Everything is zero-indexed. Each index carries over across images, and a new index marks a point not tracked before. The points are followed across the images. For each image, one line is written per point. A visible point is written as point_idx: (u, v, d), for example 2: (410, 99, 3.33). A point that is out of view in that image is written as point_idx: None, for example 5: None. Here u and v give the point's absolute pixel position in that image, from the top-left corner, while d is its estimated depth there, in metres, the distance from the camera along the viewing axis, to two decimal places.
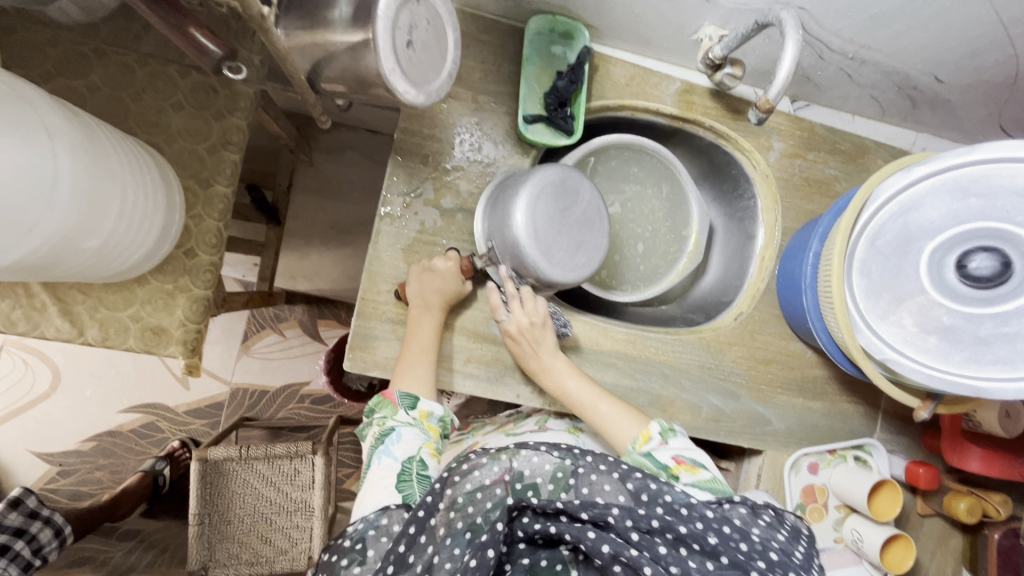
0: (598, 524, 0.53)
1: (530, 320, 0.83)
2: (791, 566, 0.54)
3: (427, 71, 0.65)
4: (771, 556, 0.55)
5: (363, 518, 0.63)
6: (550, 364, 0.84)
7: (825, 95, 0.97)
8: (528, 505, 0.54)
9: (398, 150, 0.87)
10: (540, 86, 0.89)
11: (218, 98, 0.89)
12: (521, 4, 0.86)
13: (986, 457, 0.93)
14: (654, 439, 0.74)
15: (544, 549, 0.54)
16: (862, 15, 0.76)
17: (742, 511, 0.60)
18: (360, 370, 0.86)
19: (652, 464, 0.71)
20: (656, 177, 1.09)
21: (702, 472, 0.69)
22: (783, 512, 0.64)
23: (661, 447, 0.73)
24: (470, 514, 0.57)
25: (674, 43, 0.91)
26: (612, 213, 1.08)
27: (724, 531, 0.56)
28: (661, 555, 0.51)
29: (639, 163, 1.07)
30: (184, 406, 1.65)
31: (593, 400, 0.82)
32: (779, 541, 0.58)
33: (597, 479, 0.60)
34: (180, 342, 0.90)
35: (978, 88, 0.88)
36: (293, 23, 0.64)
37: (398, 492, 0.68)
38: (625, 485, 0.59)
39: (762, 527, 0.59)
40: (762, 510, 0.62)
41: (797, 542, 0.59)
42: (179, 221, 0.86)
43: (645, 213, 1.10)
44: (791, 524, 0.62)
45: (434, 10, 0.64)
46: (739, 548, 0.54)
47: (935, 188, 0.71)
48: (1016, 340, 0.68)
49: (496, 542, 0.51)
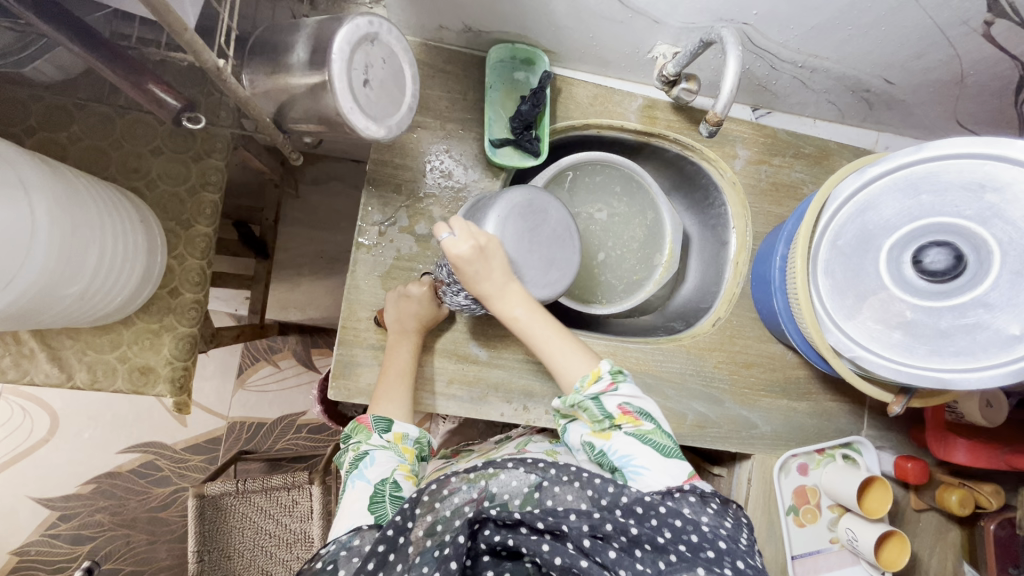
0: (555, 533, 0.57)
1: (483, 243, 0.75)
2: (738, 554, 0.57)
3: (386, 106, 0.67)
4: (720, 545, 0.57)
5: (335, 540, 0.64)
6: (500, 286, 0.77)
7: (783, 102, 1.00)
8: (489, 518, 0.58)
9: (372, 181, 0.90)
10: (506, 110, 0.94)
11: (196, 141, 0.92)
12: (481, 35, 0.90)
13: (971, 448, 0.92)
14: (604, 381, 0.74)
15: (508, 561, 0.59)
16: (805, 26, 0.78)
17: (692, 499, 0.62)
18: (345, 398, 0.88)
19: (597, 409, 0.72)
20: (642, 205, 1.12)
21: (644, 422, 0.71)
22: (731, 500, 0.66)
23: (610, 391, 0.73)
24: (439, 532, 0.61)
25: (631, 63, 0.93)
26: (598, 220, 1.10)
27: (676, 525, 0.58)
28: (612, 559, 0.55)
29: (619, 181, 1.10)
30: (182, 442, 1.66)
31: (536, 330, 0.78)
32: (727, 528, 0.60)
33: (561, 490, 0.66)
34: (167, 380, 0.92)
35: (929, 87, 0.90)
36: (254, 70, 0.68)
37: (371, 514, 0.69)
38: (586, 492, 0.63)
39: (712, 515, 0.61)
40: (711, 497, 0.63)
41: (743, 529, 0.62)
42: (161, 262, 0.89)
43: (625, 232, 1.12)
44: (737, 511, 0.65)
45: (389, 49, 0.67)
46: (689, 541, 0.57)
47: (889, 187, 0.73)
48: (975, 331, 0.69)
49: (459, 554, 0.55)
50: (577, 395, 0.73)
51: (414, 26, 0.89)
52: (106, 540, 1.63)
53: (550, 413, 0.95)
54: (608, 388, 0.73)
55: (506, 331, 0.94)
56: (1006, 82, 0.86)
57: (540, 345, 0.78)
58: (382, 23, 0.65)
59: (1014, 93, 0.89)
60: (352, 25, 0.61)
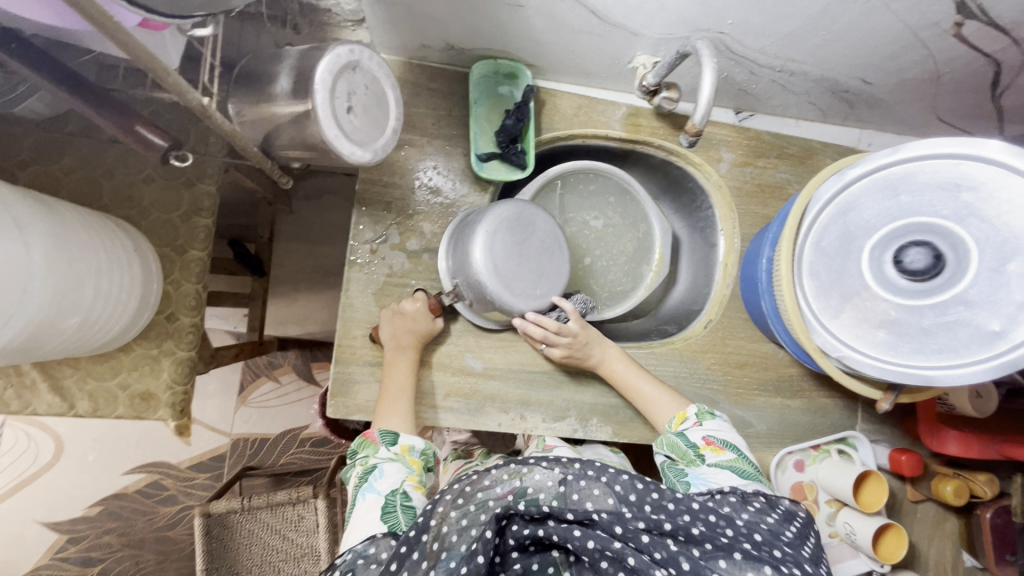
0: (584, 522, 0.61)
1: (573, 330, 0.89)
2: (775, 544, 0.63)
3: (371, 131, 0.69)
4: (756, 537, 0.63)
5: (351, 549, 0.66)
6: (604, 353, 0.92)
7: (765, 104, 1.01)
8: (517, 514, 0.61)
9: (362, 201, 0.92)
10: (491, 124, 0.95)
11: (187, 168, 0.94)
12: (463, 52, 0.91)
13: (962, 439, 0.94)
14: (689, 420, 0.85)
15: (538, 553, 0.63)
16: (779, 33, 0.79)
17: (733, 500, 0.68)
18: (343, 415, 0.90)
19: (684, 442, 0.82)
20: (635, 216, 1.14)
21: (727, 452, 0.78)
22: (778, 497, 0.71)
23: (695, 427, 0.84)
24: (464, 527, 0.62)
25: (612, 73, 0.95)
26: (594, 227, 1.12)
27: (710, 520, 0.64)
28: (644, 544, 0.59)
29: (612, 191, 1.12)
30: (186, 461, 1.67)
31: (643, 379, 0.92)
32: (769, 523, 0.66)
33: (586, 484, 0.67)
34: (168, 405, 0.93)
35: (907, 86, 0.91)
36: (241, 102, 0.69)
37: (384, 523, 0.72)
38: (612, 488, 0.66)
39: (752, 512, 0.67)
40: (752, 497, 0.70)
41: (789, 523, 0.67)
42: (157, 289, 0.90)
43: (616, 244, 1.13)
44: (785, 507, 0.69)
45: (372, 74, 0.68)
46: (725, 533, 0.63)
47: (867, 188, 0.74)
48: (956, 328, 0.70)
49: (485, 549, 0.58)
50: (666, 433, 0.86)
51: (396, 46, 0.90)
52: (115, 561, 1.65)
53: (546, 421, 0.97)
54: (693, 425, 0.85)
55: (501, 342, 0.96)
56: (981, 79, 0.87)
57: (641, 394, 0.92)
58: (362, 51, 0.66)
59: (991, 89, 0.90)
60: (333, 55, 0.62)
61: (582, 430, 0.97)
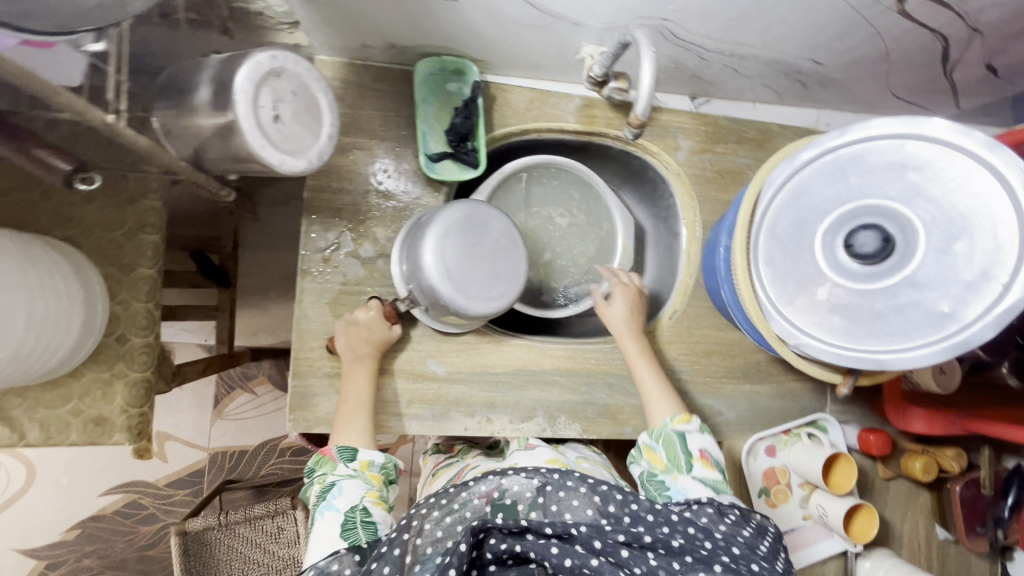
0: (563, 536, 0.61)
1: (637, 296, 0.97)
2: (752, 558, 0.62)
3: (302, 140, 0.66)
4: (733, 550, 0.63)
5: (314, 565, 0.67)
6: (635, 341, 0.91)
7: (720, 89, 1.00)
8: (495, 527, 0.60)
9: (310, 209, 0.89)
10: (441, 123, 0.93)
11: (129, 184, 0.90)
12: (406, 50, 0.89)
13: (927, 417, 0.95)
14: (692, 425, 0.81)
15: (515, 568, 0.60)
16: (723, 17, 0.77)
17: (710, 510, 0.67)
18: (304, 429, 0.88)
19: (680, 445, 0.80)
20: (599, 214, 1.12)
21: (716, 473, 0.77)
22: (750, 510, 0.70)
23: (696, 433, 0.81)
24: (440, 538, 0.62)
25: (561, 65, 0.92)
26: (559, 225, 1.10)
27: (689, 532, 0.63)
28: (623, 559, 0.60)
29: (576, 188, 1.11)
30: (164, 479, 1.65)
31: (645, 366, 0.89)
32: (745, 536, 0.65)
33: (566, 495, 0.67)
34: (124, 428, 0.90)
35: (858, 64, 0.90)
36: (167, 116, 0.67)
37: (344, 540, 0.71)
38: (591, 498, 0.67)
39: (729, 524, 0.66)
40: (728, 508, 0.68)
41: (762, 536, 0.67)
42: (102, 310, 0.87)
43: (580, 244, 1.12)
44: (758, 520, 0.69)
45: (299, 80, 0.65)
46: (703, 546, 0.63)
47: (817, 172, 0.73)
48: (908, 311, 0.69)
49: (459, 562, 0.56)
50: (665, 428, 0.82)
51: (336, 47, 0.87)
52: None
53: (513, 422, 0.96)
54: (693, 429, 0.81)
55: (463, 345, 0.94)
56: (930, 54, 0.87)
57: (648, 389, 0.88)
58: (286, 56, 0.63)
59: (941, 63, 0.89)
60: (253, 63, 0.60)
61: (550, 429, 0.97)
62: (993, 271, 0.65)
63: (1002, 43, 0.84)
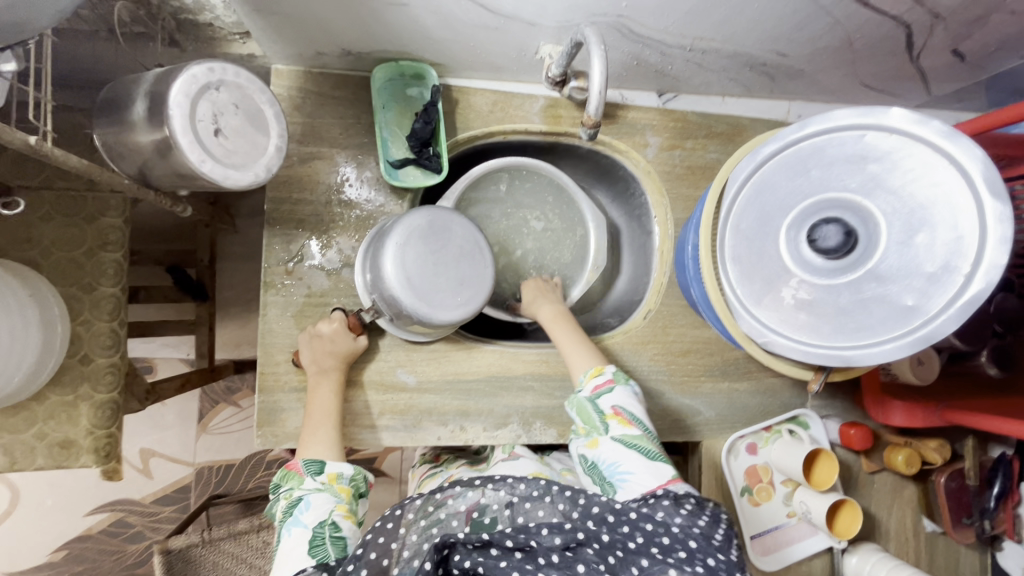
0: (525, 549, 0.57)
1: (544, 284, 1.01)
2: (710, 551, 0.59)
3: (247, 152, 0.64)
4: (691, 544, 0.60)
5: None
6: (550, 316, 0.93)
7: (687, 84, 0.98)
8: (458, 542, 0.55)
9: (272, 221, 0.88)
10: (402, 129, 0.91)
11: (87, 202, 0.88)
12: (363, 56, 0.87)
13: (906, 410, 0.93)
14: (602, 381, 0.80)
15: None
16: (680, 11, 0.76)
17: (666, 502, 0.64)
18: (273, 445, 0.87)
19: (592, 410, 0.78)
20: (573, 216, 1.11)
21: (633, 429, 0.75)
22: (707, 498, 0.68)
23: (607, 392, 0.79)
24: (407, 559, 0.58)
25: (522, 66, 0.91)
26: (532, 228, 1.09)
27: (648, 529, 0.60)
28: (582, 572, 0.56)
29: (549, 191, 1.09)
30: (151, 496, 1.63)
31: (562, 331, 0.90)
32: (701, 526, 0.62)
33: (532, 506, 0.66)
34: (91, 451, 0.89)
35: (823, 54, 0.89)
36: (110, 133, 0.66)
37: (312, 558, 0.66)
38: (557, 505, 0.64)
39: (686, 516, 0.63)
40: (685, 498, 0.65)
41: (719, 525, 0.63)
42: (63, 331, 0.85)
43: (555, 248, 1.10)
44: (716, 508, 0.66)
45: (241, 91, 0.63)
46: (661, 542, 0.59)
47: (779, 166, 0.70)
48: (872, 305, 0.68)
49: None
50: (578, 396, 0.81)
51: (291, 56, 0.86)
52: None
53: (488, 430, 0.94)
54: (604, 386, 0.80)
55: (434, 353, 0.93)
56: (895, 41, 0.85)
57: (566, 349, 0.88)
58: (226, 68, 0.61)
59: (906, 50, 0.88)
60: (187, 77, 0.59)
61: (525, 435, 0.95)
62: (956, 263, 0.64)
63: (966, 27, 0.83)
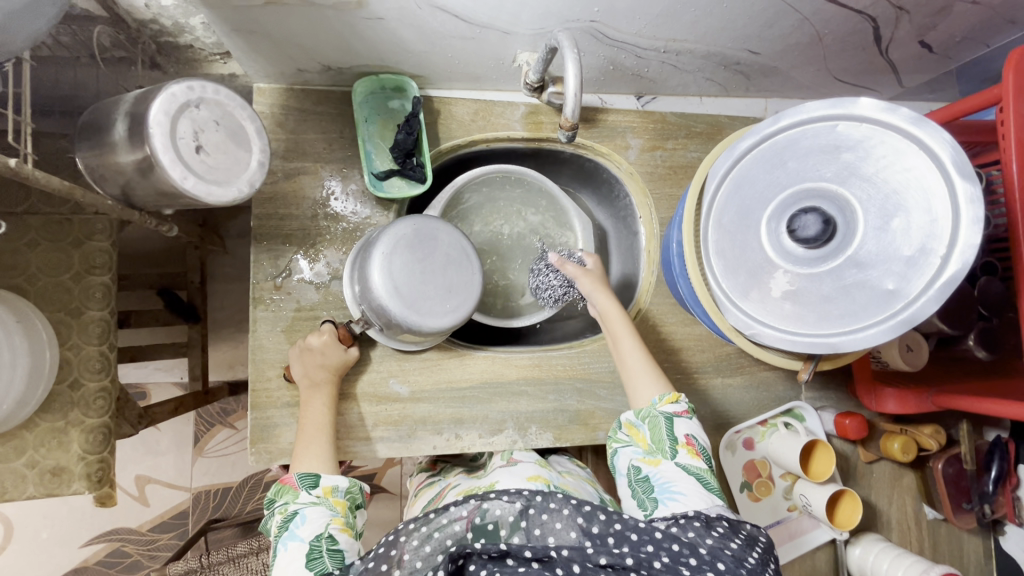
0: (543, 560, 0.57)
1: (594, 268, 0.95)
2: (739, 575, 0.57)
3: (230, 168, 0.65)
4: (719, 567, 0.57)
5: None
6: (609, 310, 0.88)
7: (664, 86, 1.00)
8: (474, 552, 0.56)
9: (259, 237, 0.88)
10: (385, 141, 0.92)
11: (72, 226, 0.88)
12: (343, 71, 0.88)
13: (899, 397, 0.93)
14: (680, 406, 0.76)
15: None
16: (652, 13, 0.77)
17: (697, 524, 0.61)
18: (267, 462, 0.86)
19: (665, 430, 0.74)
20: (560, 219, 1.11)
21: (700, 462, 0.71)
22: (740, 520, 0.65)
23: (684, 419, 0.75)
24: (419, 568, 0.57)
25: (500, 74, 0.92)
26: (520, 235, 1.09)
27: (673, 550, 0.58)
28: None
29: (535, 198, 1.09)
30: (147, 524, 1.61)
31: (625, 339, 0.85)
32: (733, 549, 0.60)
33: (549, 518, 0.61)
34: (83, 477, 0.88)
35: (794, 51, 0.91)
36: (92, 155, 0.67)
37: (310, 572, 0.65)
38: (576, 520, 0.60)
39: (717, 538, 0.60)
40: (716, 521, 0.63)
41: (752, 549, 0.61)
42: (52, 357, 0.85)
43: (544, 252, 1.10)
44: (748, 530, 0.63)
45: (221, 108, 0.64)
46: (687, 564, 0.57)
47: (756, 159, 0.71)
48: (855, 292, 0.69)
49: None
50: (653, 408, 0.76)
51: (272, 73, 0.87)
52: None
53: (483, 437, 0.94)
54: (682, 413, 0.75)
55: (426, 362, 0.93)
56: (863, 35, 0.87)
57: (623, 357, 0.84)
58: (205, 85, 0.62)
59: (875, 43, 0.90)
60: (167, 95, 0.59)
61: (522, 440, 0.95)
62: (932, 245, 0.66)
63: (930, 19, 0.85)
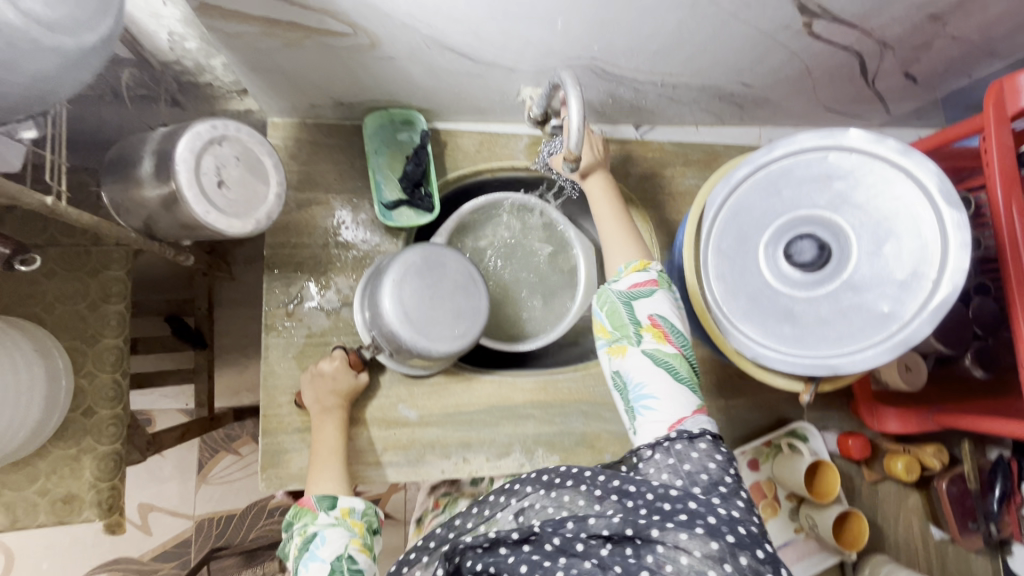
0: (531, 540, 0.55)
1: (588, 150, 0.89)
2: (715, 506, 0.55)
3: (250, 200, 0.68)
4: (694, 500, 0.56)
5: None
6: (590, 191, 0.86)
7: (661, 116, 1.04)
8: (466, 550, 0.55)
9: (272, 265, 0.91)
10: (394, 171, 0.94)
11: (90, 257, 0.91)
12: (354, 106, 0.92)
13: (900, 415, 0.96)
14: (642, 280, 0.74)
15: None
16: (649, 51, 0.82)
17: (675, 448, 0.60)
18: (278, 487, 0.87)
19: (626, 317, 0.72)
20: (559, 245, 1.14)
21: (667, 345, 0.69)
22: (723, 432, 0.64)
23: (644, 298, 0.73)
24: None
25: (505, 107, 0.97)
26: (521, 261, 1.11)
27: (649, 496, 0.56)
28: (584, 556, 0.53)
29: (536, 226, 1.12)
30: (149, 553, 1.60)
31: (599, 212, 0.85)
32: (711, 472, 0.59)
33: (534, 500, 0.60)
34: (94, 504, 0.88)
35: (785, 83, 0.95)
36: (118, 190, 0.69)
37: None
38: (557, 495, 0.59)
39: (693, 460, 0.60)
40: (696, 438, 0.61)
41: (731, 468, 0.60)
42: (66, 385, 0.86)
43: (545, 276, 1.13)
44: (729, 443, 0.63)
45: (242, 145, 0.67)
46: (664, 508, 0.55)
47: (752, 188, 0.75)
48: (852, 314, 0.71)
49: None
50: (611, 295, 0.74)
51: (285, 109, 0.91)
52: None
53: (490, 461, 0.95)
54: (643, 291, 0.73)
55: (434, 386, 0.94)
56: (850, 68, 0.92)
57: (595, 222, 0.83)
58: (228, 123, 0.65)
59: (862, 75, 0.94)
60: (192, 133, 0.62)
61: (529, 463, 0.96)
62: (923, 269, 0.68)
63: (913, 53, 0.89)
